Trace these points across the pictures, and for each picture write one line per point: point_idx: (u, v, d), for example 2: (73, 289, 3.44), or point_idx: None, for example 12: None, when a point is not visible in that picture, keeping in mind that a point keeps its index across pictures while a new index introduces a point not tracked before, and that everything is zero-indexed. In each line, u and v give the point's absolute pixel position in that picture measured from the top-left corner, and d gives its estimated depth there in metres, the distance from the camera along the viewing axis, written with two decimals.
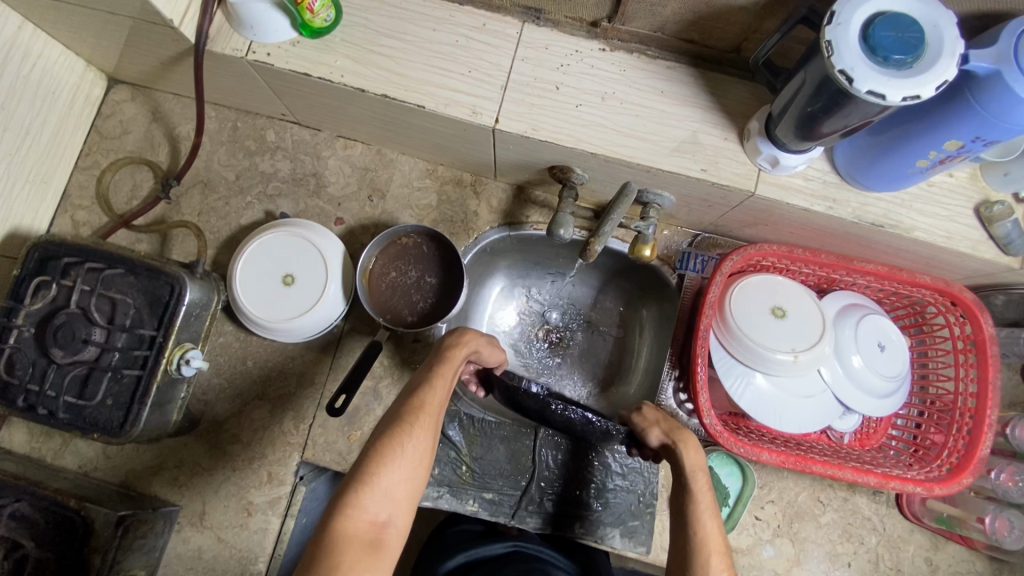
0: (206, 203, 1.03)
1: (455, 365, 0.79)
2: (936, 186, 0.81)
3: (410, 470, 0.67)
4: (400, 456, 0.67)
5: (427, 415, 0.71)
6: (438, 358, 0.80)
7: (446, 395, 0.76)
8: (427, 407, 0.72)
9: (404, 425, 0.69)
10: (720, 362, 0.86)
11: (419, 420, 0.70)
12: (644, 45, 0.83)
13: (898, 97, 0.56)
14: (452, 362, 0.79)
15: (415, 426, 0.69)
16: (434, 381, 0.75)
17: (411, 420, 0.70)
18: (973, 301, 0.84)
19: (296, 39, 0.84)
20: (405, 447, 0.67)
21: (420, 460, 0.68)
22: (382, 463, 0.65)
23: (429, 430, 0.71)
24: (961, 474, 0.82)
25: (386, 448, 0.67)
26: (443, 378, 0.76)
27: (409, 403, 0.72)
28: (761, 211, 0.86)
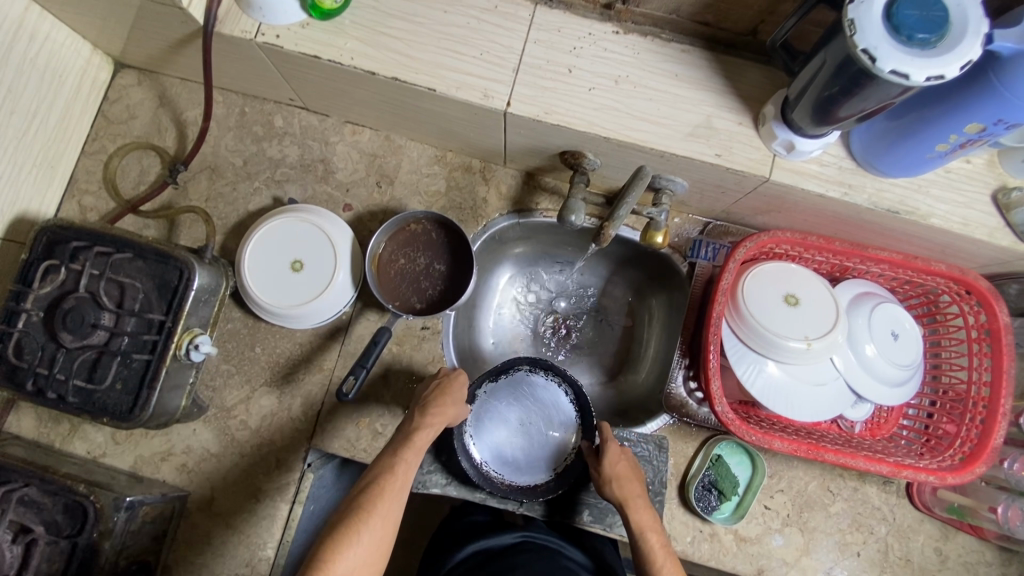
0: (213, 188, 1.03)
1: (420, 445, 0.78)
2: (953, 172, 0.80)
3: (364, 559, 0.67)
4: (354, 546, 0.67)
5: (386, 502, 0.71)
6: (405, 436, 0.78)
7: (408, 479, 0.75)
8: (388, 491, 0.72)
9: (361, 513, 0.69)
10: (732, 349, 0.85)
11: (377, 508, 0.70)
12: (658, 27, 0.82)
13: (921, 77, 0.55)
14: (416, 442, 0.77)
15: (372, 514, 0.69)
16: (397, 466, 0.74)
17: (370, 506, 0.70)
18: (988, 289, 0.83)
19: (306, 21, 0.83)
20: (360, 537, 0.67)
21: (376, 549, 0.68)
22: (337, 551, 0.65)
23: (386, 518, 0.70)
24: (973, 464, 0.81)
25: (340, 536, 0.67)
26: (407, 460, 0.75)
27: (369, 489, 0.71)
28: (774, 198, 0.85)
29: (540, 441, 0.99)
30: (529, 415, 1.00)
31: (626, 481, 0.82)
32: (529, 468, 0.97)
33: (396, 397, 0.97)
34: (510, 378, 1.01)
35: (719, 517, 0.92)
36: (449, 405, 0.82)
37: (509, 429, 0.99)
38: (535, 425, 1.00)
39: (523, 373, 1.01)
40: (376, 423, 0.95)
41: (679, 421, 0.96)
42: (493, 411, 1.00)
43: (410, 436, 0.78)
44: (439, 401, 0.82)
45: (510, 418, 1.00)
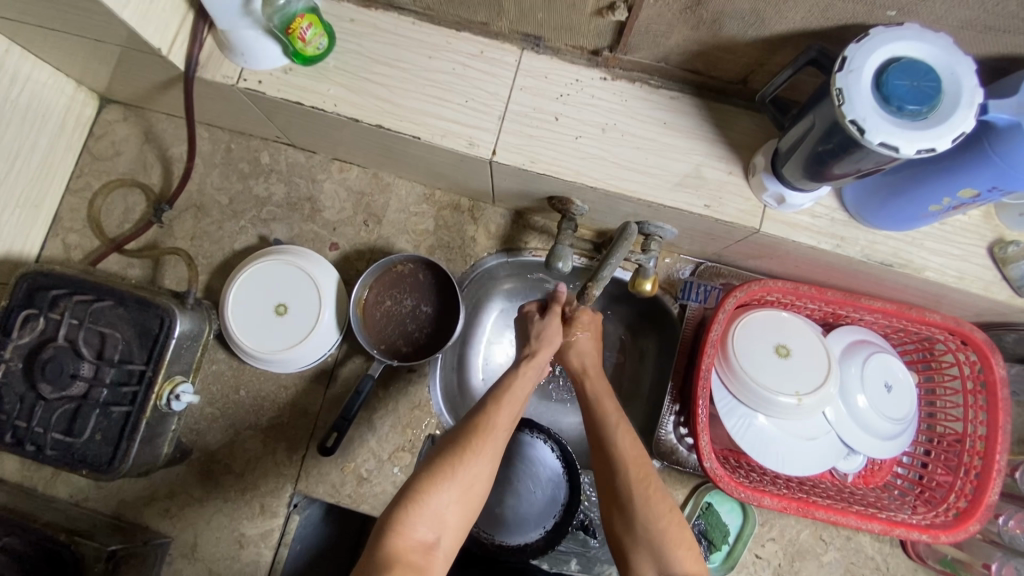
0: (199, 227, 1.01)
1: (520, 392, 0.75)
2: (947, 224, 0.78)
3: (461, 494, 0.65)
4: (450, 483, 0.65)
5: (489, 445, 0.69)
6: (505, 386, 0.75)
7: (512, 426, 0.73)
8: (486, 432, 0.70)
9: (461, 451, 0.67)
10: (721, 401, 0.83)
11: (477, 448, 0.68)
12: (647, 74, 0.80)
13: (911, 150, 0.53)
14: (513, 388, 0.75)
15: (471, 453, 0.67)
16: (493, 407, 0.72)
17: (468, 444, 0.68)
18: (984, 341, 0.82)
19: (288, 66, 0.81)
20: (456, 473, 0.66)
21: (473, 489, 0.66)
22: (435, 486, 0.64)
23: (489, 458, 0.68)
24: (967, 521, 0.80)
25: (439, 468, 0.66)
26: (505, 404, 0.73)
27: (470, 428, 0.70)
28: (766, 246, 0.83)
29: (528, 498, 0.97)
30: (515, 472, 0.98)
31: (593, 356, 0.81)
32: (519, 527, 0.95)
33: (383, 441, 0.95)
34: None
35: (708, 568, 0.91)
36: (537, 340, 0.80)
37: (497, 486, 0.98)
38: (521, 483, 0.97)
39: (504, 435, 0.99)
40: (362, 468, 0.94)
41: (669, 466, 0.94)
42: None
43: (505, 378, 0.76)
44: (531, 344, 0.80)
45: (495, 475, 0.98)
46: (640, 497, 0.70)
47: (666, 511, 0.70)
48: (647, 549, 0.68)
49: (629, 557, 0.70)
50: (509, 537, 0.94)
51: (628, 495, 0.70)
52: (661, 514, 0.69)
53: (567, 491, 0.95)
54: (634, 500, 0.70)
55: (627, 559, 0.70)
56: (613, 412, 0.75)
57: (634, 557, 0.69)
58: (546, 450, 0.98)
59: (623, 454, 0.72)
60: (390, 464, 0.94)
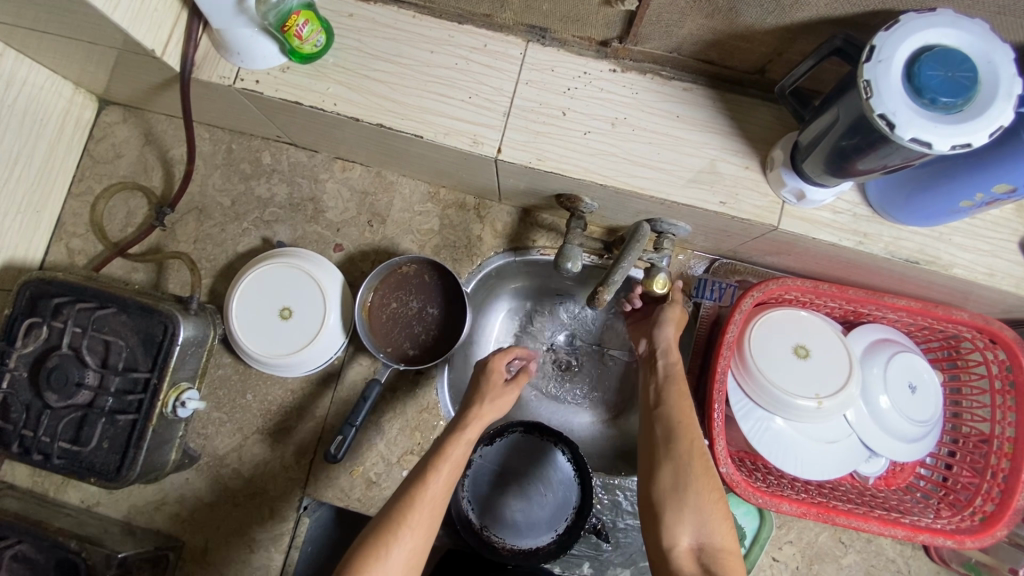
0: (201, 230, 1.00)
1: (457, 453, 0.68)
2: (977, 218, 0.74)
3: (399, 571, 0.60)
4: (386, 560, 0.60)
5: (422, 511, 0.64)
6: (440, 446, 0.69)
7: (449, 488, 0.67)
8: (420, 502, 0.64)
9: (394, 526, 0.62)
10: (737, 404, 0.81)
11: (411, 521, 0.63)
12: (658, 65, 0.77)
13: (945, 146, 0.50)
14: (452, 450, 0.68)
15: (405, 526, 0.62)
16: (432, 472, 0.66)
17: (403, 518, 0.62)
18: (1013, 339, 0.78)
19: (286, 64, 0.79)
20: (389, 551, 0.60)
21: (408, 565, 0.61)
22: (370, 565, 0.59)
23: (425, 531, 0.63)
24: (994, 526, 0.77)
25: (371, 544, 0.61)
26: (444, 472, 0.66)
27: (402, 498, 0.64)
28: (783, 243, 0.80)
29: (540, 501, 0.95)
30: (529, 475, 0.97)
31: (672, 347, 0.79)
32: (530, 531, 0.94)
33: (391, 445, 0.94)
34: (505, 440, 0.98)
35: None
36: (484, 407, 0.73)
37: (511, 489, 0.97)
38: (535, 486, 0.96)
39: (517, 434, 0.99)
40: (370, 472, 0.93)
41: None
42: (494, 474, 0.98)
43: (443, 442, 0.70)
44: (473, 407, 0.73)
45: (511, 478, 0.97)
46: (692, 472, 0.67)
47: (716, 489, 0.67)
48: (688, 512, 0.65)
49: (664, 521, 0.65)
50: (518, 541, 0.93)
51: (679, 469, 0.67)
52: (711, 490, 0.66)
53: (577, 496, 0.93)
54: (686, 473, 0.67)
55: (662, 527, 0.65)
56: (677, 394, 0.73)
57: (669, 521, 0.65)
58: (558, 455, 0.96)
59: (681, 430, 0.69)
60: (398, 467, 0.93)
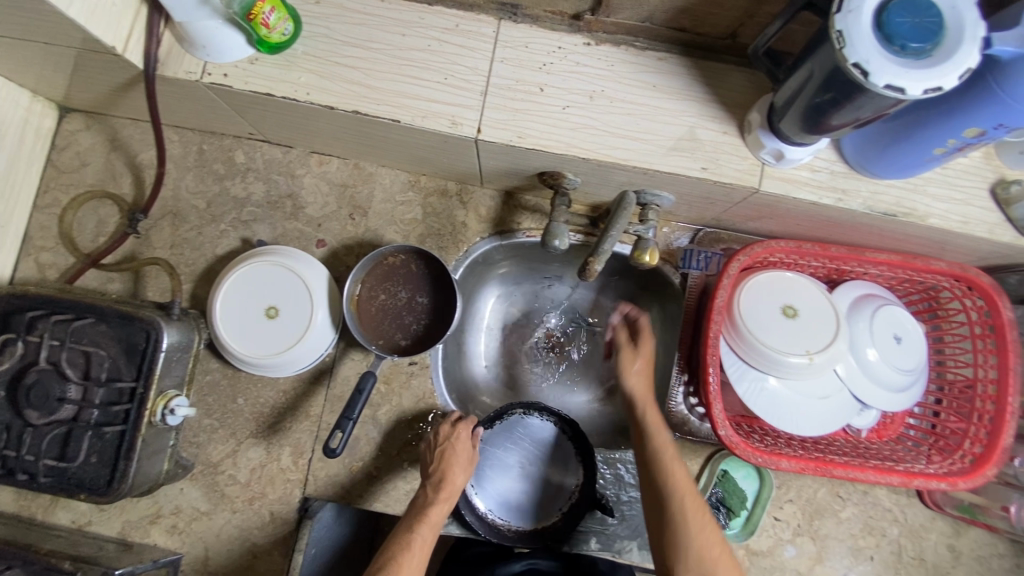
0: (177, 234, 0.97)
1: (433, 520, 0.76)
2: (949, 168, 0.76)
3: None
4: None
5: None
6: (418, 511, 0.77)
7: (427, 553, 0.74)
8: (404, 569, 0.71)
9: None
10: (731, 367, 0.82)
11: None
12: (631, 36, 0.77)
13: (918, 90, 0.51)
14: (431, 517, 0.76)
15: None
16: (413, 542, 0.73)
17: None
18: (990, 285, 0.81)
19: (254, 55, 0.77)
20: None
21: None
22: None
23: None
24: (984, 466, 0.80)
25: None
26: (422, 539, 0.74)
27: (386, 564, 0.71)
28: (765, 206, 0.81)
29: (542, 479, 0.97)
30: (529, 456, 0.98)
31: (647, 404, 0.82)
32: (534, 512, 0.95)
33: (390, 439, 0.93)
34: (504, 423, 0.98)
35: (729, 534, 0.90)
36: (456, 480, 0.79)
37: (512, 472, 0.98)
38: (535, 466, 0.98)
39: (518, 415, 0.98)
40: (371, 467, 0.92)
41: (681, 438, 0.92)
42: (495, 459, 0.98)
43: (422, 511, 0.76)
44: (447, 475, 0.79)
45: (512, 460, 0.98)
46: (691, 533, 0.72)
47: (715, 533, 0.73)
48: (695, 566, 0.71)
49: None
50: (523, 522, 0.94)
51: (681, 544, 0.72)
52: (710, 537, 0.72)
53: (579, 473, 0.96)
54: (686, 538, 0.73)
55: None
56: (665, 454, 0.77)
57: None
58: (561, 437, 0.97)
59: (676, 496, 0.74)
60: (398, 460, 0.92)
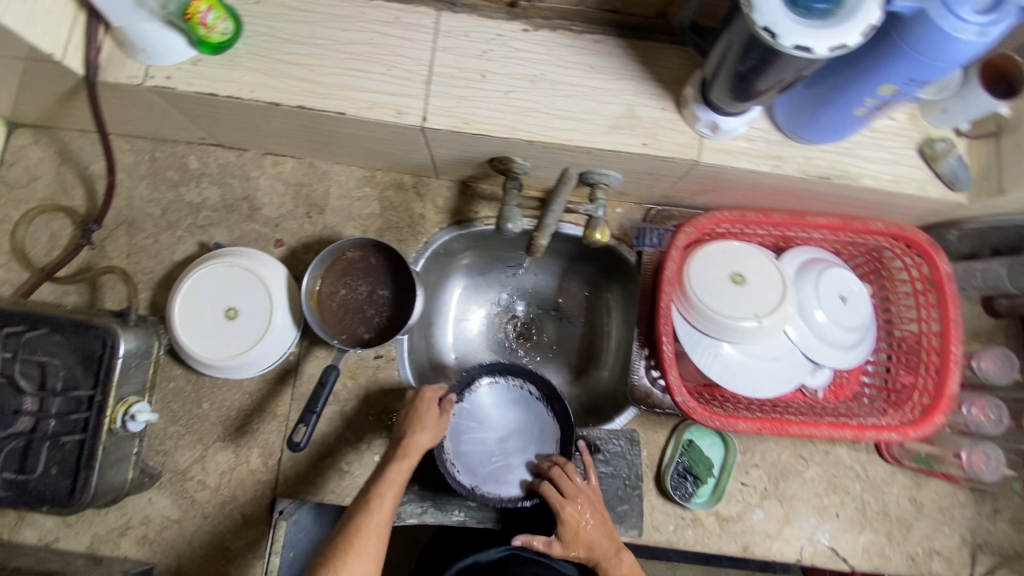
0: (133, 243, 0.96)
1: (394, 479, 0.76)
2: (877, 130, 0.79)
3: None
4: None
5: (366, 538, 0.70)
6: (380, 472, 0.78)
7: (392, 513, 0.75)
8: (365, 527, 0.71)
9: (342, 554, 0.69)
10: (685, 337, 0.84)
11: (357, 544, 0.70)
12: (567, 20, 0.79)
13: (824, 48, 0.53)
14: (392, 475, 0.76)
15: (355, 552, 0.69)
16: (373, 501, 0.74)
17: (349, 546, 0.69)
18: (926, 241, 0.85)
19: (196, 57, 0.78)
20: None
21: None
22: None
23: (374, 553, 0.71)
24: (933, 415, 0.83)
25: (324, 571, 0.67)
26: (384, 497, 0.74)
27: (347, 526, 0.71)
28: (708, 178, 0.84)
29: (518, 440, 0.98)
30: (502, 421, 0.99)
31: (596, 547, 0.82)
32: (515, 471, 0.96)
33: (359, 433, 0.93)
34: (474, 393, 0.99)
35: (697, 502, 0.93)
36: (416, 442, 0.80)
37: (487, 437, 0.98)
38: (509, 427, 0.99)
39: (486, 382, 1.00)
40: (342, 462, 0.92)
41: (645, 411, 0.95)
42: (468, 428, 0.98)
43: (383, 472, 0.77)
44: (408, 436, 0.80)
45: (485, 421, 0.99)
46: None
47: None
48: None
49: None
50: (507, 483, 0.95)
51: None
52: None
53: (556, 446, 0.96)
54: None
55: None
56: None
57: None
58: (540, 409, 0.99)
59: None
60: (369, 454, 0.92)
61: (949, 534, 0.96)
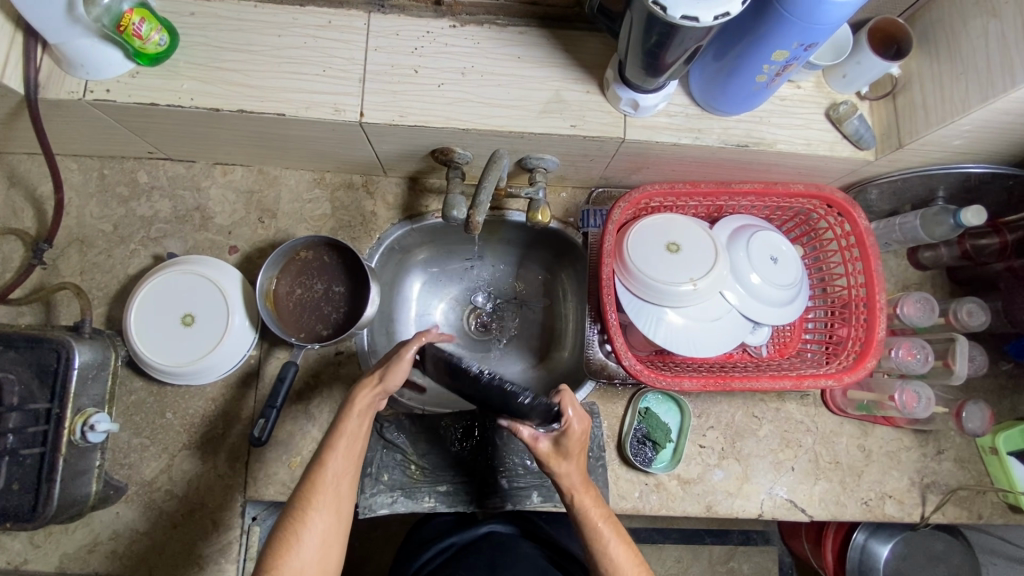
0: (86, 260, 0.97)
1: (350, 432, 0.74)
2: (787, 99, 0.85)
3: (315, 549, 0.69)
4: (300, 536, 0.68)
5: (323, 493, 0.71)
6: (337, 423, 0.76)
7: (352, 464, 0.74)
8: (320, 483, 0.71)
9: (300, 513, 0.69)
10: (629, 306, 0.89)
11: (313, 498, 0.70)
12: (492, 14, 0.84)
13: (710, 17, 0.59)
14: (346, 425, 0.74)
15: (313, 508, 0.70)
16: (330, 454, 0.73)
17: (305, 503, 0.70)
18: (844, 199, 0.90)
19: (135, 69, 0.80)
20: (298, 531, 0.68)
21: (322, 541, 0.69)
22: (284, 549, 0.67)
23: (334, 508, 0.71)
24: (864, 360, 0.88)
25: (284, 528, 0.69)
26: (339, 450, 0.73)
27: (306, 480, 0.72)
28: (638, 155, 0.89)
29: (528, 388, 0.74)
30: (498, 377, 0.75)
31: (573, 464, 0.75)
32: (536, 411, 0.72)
33: (325, 429, 0.95)
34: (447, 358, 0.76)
35: (658, 467, 0.96)
36: (371, 386, 0.77)
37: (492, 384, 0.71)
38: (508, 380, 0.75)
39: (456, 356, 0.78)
40: (310, 459, 0.94)
41: (603, 384, 1.00)
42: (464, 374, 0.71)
43: (338, 423, 0.75)
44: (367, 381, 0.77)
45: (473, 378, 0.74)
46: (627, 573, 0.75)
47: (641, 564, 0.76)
48: None
49: None
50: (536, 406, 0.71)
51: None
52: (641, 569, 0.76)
53: None
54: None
55: None
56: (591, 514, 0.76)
57: None
58: None
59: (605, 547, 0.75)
60: None
61: (898, 478, 1.00)
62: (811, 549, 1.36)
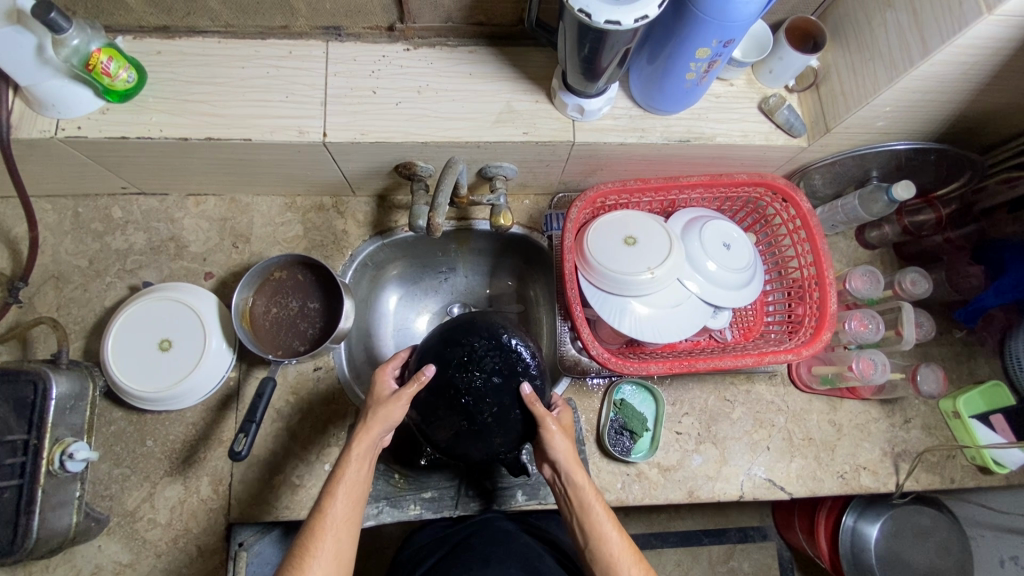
0: (62, 296, 0.99)
1: (352, 479, 0.75)
2: (722, 96, 0.92)
3: None
4: None
5: (327, 539, 0.70)
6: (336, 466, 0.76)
7: (354, 507, 0.74)
8: (322, 527, 0.71)
9: (299, 561, 0.68)
10: (594, 299, 0.93)
11: (317, 543, 0.69)
12: (442, 37, 0.90)
13: (630, 20, 0.65)
14: (347, 471, 0.75)
15: (312, 555, 0.68)
16: (332, 498, 0.73)
17: (304, 551, 0.69)
18: (786, 184, 0.95)
19: (105, 107, 0.84)
20: None
21: None
22: None
23: (335, 553, 0.70)
24: (820, 333, 0.92)
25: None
26: (340, 493, 0.73)
27: (309, 525, 0.71)
28: (590, 157, 0.94)
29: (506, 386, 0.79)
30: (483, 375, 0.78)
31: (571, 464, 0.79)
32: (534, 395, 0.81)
33: (307, 444, 0.96)
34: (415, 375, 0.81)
35: (636, 456, 0.98)
36: (375, 422, 0.78)
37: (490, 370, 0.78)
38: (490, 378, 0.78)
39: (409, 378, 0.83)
40: (293, 476, 0.95)
41: (578, 380, 1.03)
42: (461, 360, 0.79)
43: (338, 467, 0.75)
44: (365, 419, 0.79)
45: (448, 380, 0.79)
46: None
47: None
48: None
49: None
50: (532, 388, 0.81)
51: None
52: None
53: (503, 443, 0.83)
54: None
55: None
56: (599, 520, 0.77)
57: None
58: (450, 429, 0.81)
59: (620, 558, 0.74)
60: (320, 463, 0.95)
61: (870, 449, 1.03)
62: (806, 538, 1.37)
